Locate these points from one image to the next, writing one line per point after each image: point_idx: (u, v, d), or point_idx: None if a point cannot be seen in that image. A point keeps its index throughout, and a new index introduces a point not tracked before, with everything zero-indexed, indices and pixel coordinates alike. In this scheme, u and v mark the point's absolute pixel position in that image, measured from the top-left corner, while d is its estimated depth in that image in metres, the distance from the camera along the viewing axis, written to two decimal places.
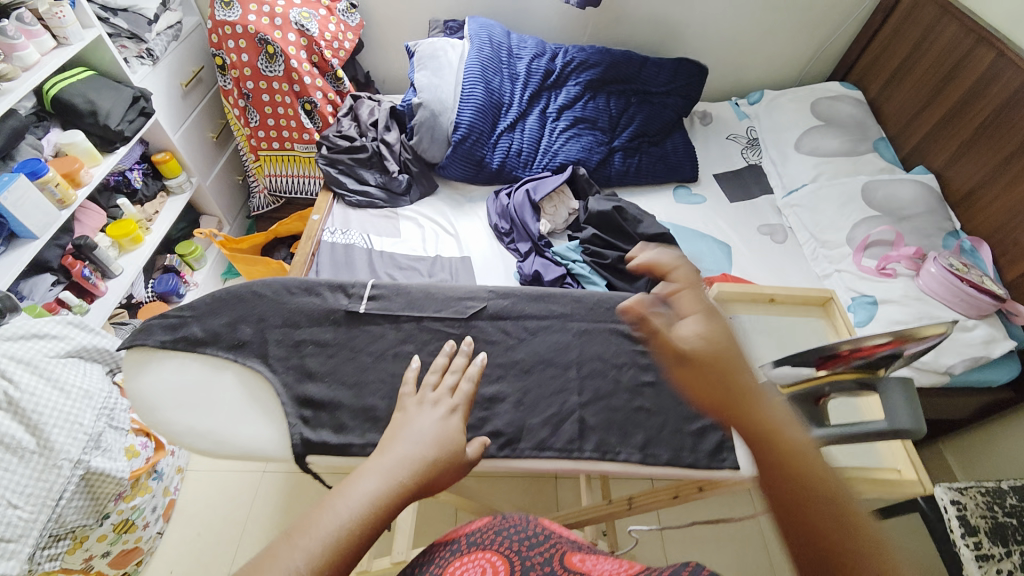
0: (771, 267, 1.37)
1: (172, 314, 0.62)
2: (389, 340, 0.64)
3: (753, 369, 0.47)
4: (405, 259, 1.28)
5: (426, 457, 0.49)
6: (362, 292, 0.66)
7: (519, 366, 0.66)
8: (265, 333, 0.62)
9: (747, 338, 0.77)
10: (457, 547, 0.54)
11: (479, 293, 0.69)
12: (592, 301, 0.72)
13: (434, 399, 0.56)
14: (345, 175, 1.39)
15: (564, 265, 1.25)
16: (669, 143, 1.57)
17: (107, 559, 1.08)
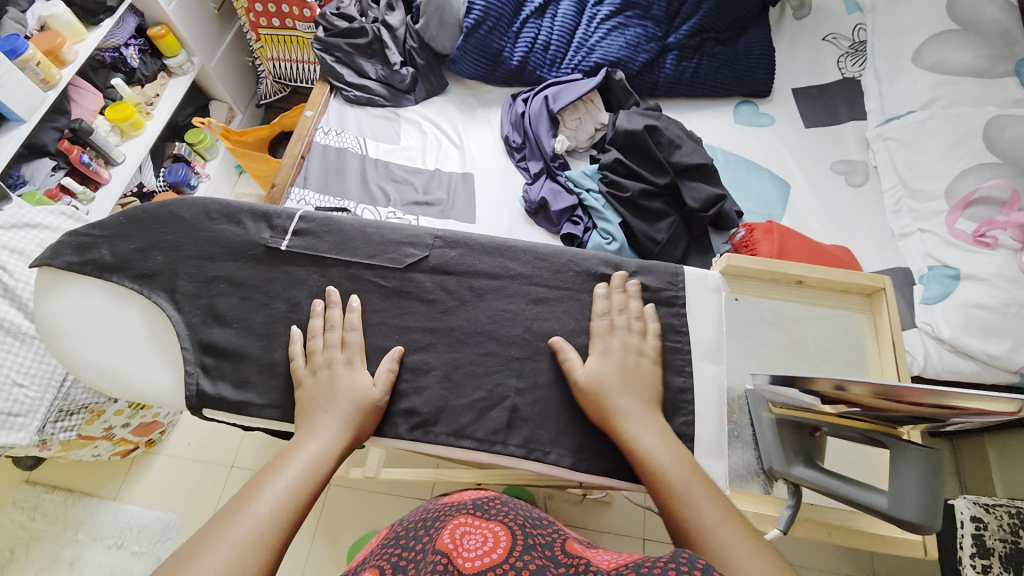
0: (835, 217, 1.12)
1: (84, 232, 0.56)
2: (311, 287, 0.56)
3: (637, 398, 0.53)
4: (401, 171, 1.15)
5: (349, 422, 0.51)
6: (287, 225, 0.57)
7: (455, 333, 0.57)
8: (177, 264, 0.56)
9: (751, 328, 0.63)
10: (462, 506, 0.51)
11: (423, 239, 0.59)
12: (561, 261, 0.60)
13: (325, 361, 0.53)
14: (342, 64, 1.22)
15: (576, 195, 1.08)
16: (740, 45, 1.25)
17: (128, 429, 1.21)
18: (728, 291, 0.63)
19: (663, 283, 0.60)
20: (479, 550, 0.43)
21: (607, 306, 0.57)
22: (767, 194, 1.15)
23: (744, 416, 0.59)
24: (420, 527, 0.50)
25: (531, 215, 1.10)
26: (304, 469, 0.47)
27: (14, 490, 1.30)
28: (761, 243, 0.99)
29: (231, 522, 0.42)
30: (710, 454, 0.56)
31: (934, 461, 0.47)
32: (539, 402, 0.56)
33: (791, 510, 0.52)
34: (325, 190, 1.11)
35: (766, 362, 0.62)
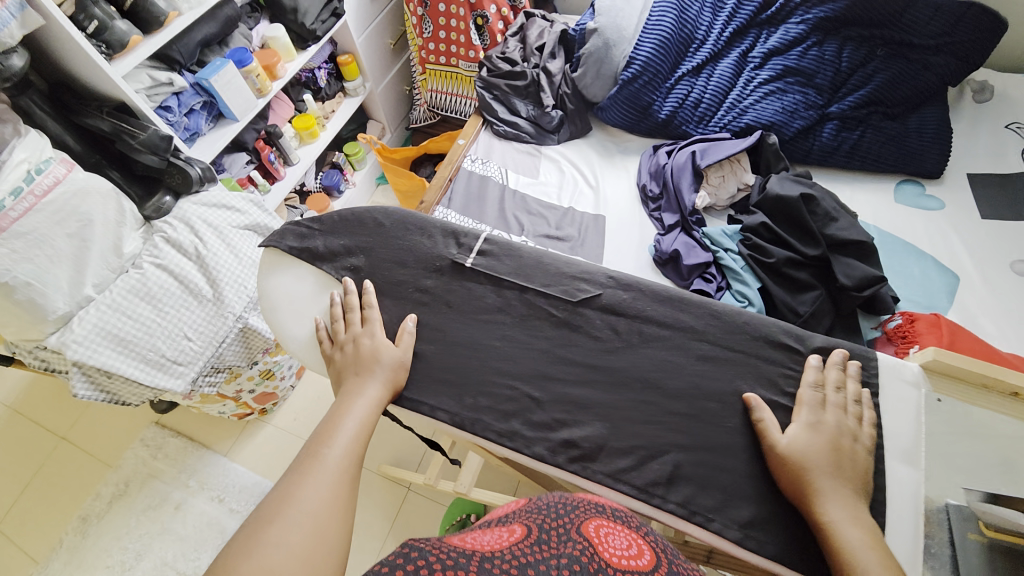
0: (1013, 321, 0.97)
1: (305, 224, 0.66)
2: (488, 303, 0.62)
3: (841, 481, 0.51)
4: (537, 204, 1.20)
5: (385, 385, 0.57)
6: (473, 244, 0.64)
7: (619, 373, 0.58)
8: (374, 264, 0.63)
9: (950, 436, 0.56)
10: (602, 510, 0.52)
11: (598, 277, 0.62)
12: (737, 321, 0.60)
13: (351, 336, 0.59)
14: (498, 102, 1.33)
15: (711, 252, 1.06)
16: (912, 121, 1.17)
17: (251, 395, 1.34)
18: (928, 389, 0.59)
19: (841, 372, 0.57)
20: (627, 554, 0.45)
21: (822, 379, 0.56)
22: (930, 282, 1.04)
23: (942, 530, 0.53)
24: (562, 507, 0.51)
25: (659, 264, 1.09)
26: (356, 427, 0.53)
27: (145, 428, 1.48)
28: (925, 336, 0.90)
29: (311, 466, 0.48)
30: None
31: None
32: (697, 461, 0.55)
33: None
34: (465, 212, 1.20)
35: (973, 478, 0.54)
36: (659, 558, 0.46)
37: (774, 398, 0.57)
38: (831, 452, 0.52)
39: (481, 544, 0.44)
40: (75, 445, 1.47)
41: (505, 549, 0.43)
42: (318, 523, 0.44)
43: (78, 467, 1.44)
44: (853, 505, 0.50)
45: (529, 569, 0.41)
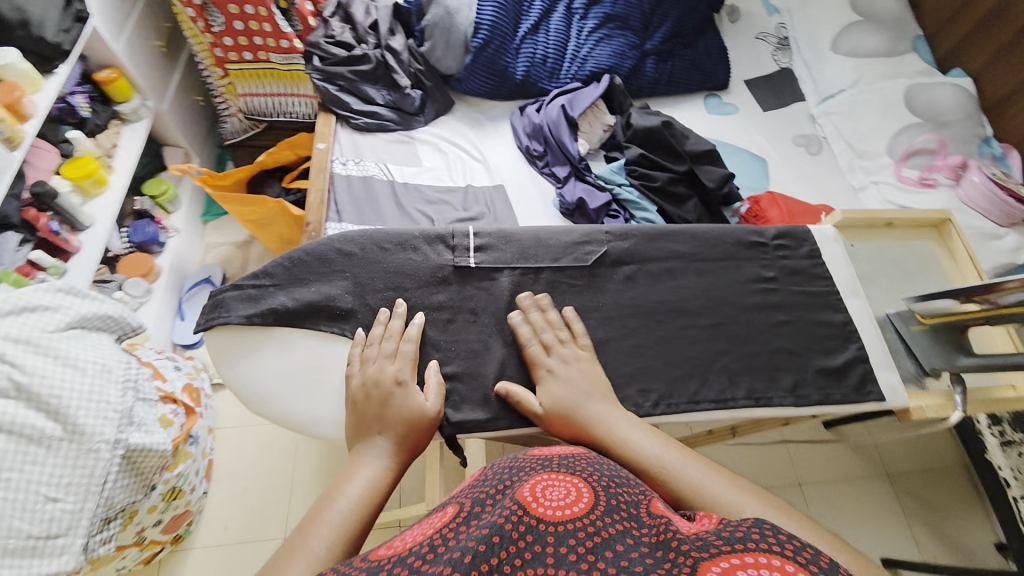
0: (807, 180, 1.33)
1: (250, 284, 0.63)
2: (505, 294, 0.66)
3: (603, 402, 0.59)
4: (433, 191, 1.15)
5: (399, 442, 0.54)
6: (466, 243, 0.68)
7: (654, 312, 0.66)
8: (367, 299, 0.64)
9: (870, 267, 0.72)
10: (548, 463, 0.50)
11: (599, 236, 0.68)
12: (715, 235, 0.69)
13: (378, 367, 0.59)
14: (345, 93, 1.19)
15: (609, 190, 1.16)
16: (702, 45, 1.43)
17: (159, 528, 1.05)
18: (845, 241, 0.72)
19: (799, 241, 0.70)
20: (561, 502, 0.43)
21: (530, 329, 0.63)
22: (751, 172, 1.33)
23: (892, 332, 0.69)
24: (509, 471, 0.50)
25: (567, 215, 1.16)
26: (366, 484, 0.50)
27: None
28: (769, 210, 1.17)
29: (316, 521, 0.45)
30: (885, 368, 0.64)
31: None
32: (741, 355, 0.65)
33: (965, 392, 0.60)
34: (363, 220, 1.08)
35: (893, 290, 0.71)
36: (595, 496, 0.45)
37: (759, 284, 0.68)
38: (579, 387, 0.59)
39: (408, 543, 0.42)
40: None
41: (429, 540, 0.42)
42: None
43: None
44: (615, 415, 0.58)
45: (441, 555, 0.39)
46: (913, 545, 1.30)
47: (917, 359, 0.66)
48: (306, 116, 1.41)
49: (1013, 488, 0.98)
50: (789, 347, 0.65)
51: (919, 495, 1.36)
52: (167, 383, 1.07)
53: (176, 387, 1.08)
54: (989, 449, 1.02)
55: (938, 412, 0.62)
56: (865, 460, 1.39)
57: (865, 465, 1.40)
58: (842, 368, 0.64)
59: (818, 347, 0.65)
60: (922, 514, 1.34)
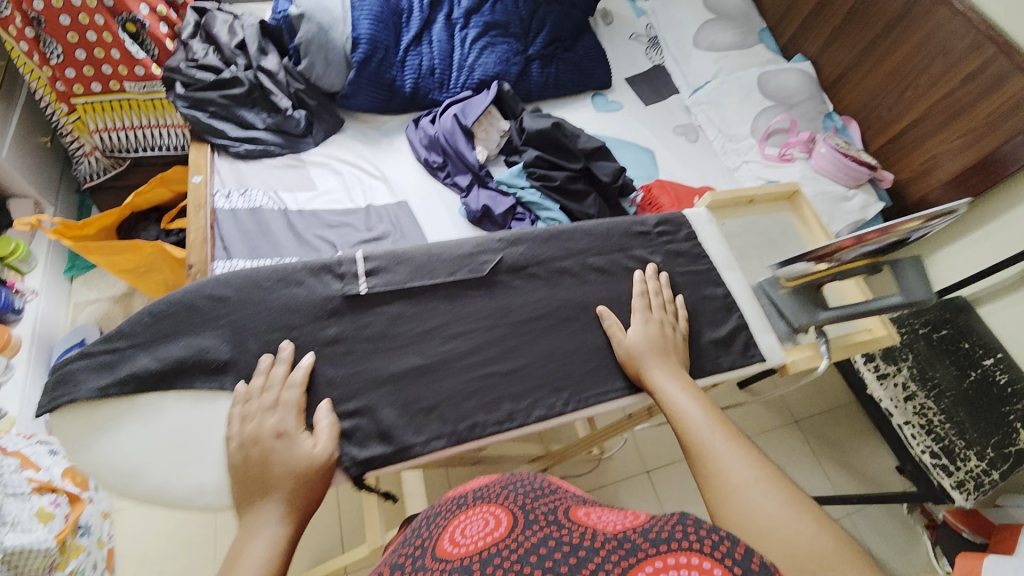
0: (691, 166, 1.46)
1: (101, 351, 0.57)
2: (404, 317, 0.63)
3: (669, 358, 0.64)
4: (332, 215, 1.10)
5: (293, 499, 0.51)
6: (354, 270, 0.64)
7: (557, 315, 0.67)
8: (246, 346, 0.59)
9: (741, 242, 0.79)
10: (464, 505, 0.55)
11: (491, 245, 0.68)
12: (606, 232, 0.72)
13: (258, 423, 0.54)
14: (218, 119, 1.10)
15: (512, 195, 1.18)
16: (581, 48, 1.51)
17: None
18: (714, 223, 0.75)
19: (677, 227, 0.75)
20: (483, 534, 0.47)
21: (642, 287, 0.69)
22: (642, 163, 1.42)
23: (765, 299, 0.74)
24: (428, 527, 0.54)
25: (476, 223, 1.17)
26: (261, 558, 0.46)
27: None
28: (661, 196, 1.26)
29: None
30: (763, 332, 0.70)
31: (919, 265, 0.56)
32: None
33: (830, 343, 0.67)
34: (256, 254, 1.00)
35: (762, 260, 0.78)
36: (512, 518, 0.47)
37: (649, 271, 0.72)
38: (656, 342, 0.64)
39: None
40: None
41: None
42: None
43: None
44: (677, 373, 0.62)
45: None
46: (826, 480, 1.47)
47: (788, 321, 0.71)
48: (178, 148, 1.27)
49: (896, 415, 1.12)
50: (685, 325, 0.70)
51: (822, 433, 1.54)
52: (42, 471, 0.94)
53: (54, 474, 0.96)
54: (868, 384, 1.16)
55: (808, 364, 0.69)
56: (773, 411, 1.56)
57: (775, 417, 1.56)
58: (727, 336, 0.69)
59: (703, 321, 0.70)
60: (828, 450, 1.52)
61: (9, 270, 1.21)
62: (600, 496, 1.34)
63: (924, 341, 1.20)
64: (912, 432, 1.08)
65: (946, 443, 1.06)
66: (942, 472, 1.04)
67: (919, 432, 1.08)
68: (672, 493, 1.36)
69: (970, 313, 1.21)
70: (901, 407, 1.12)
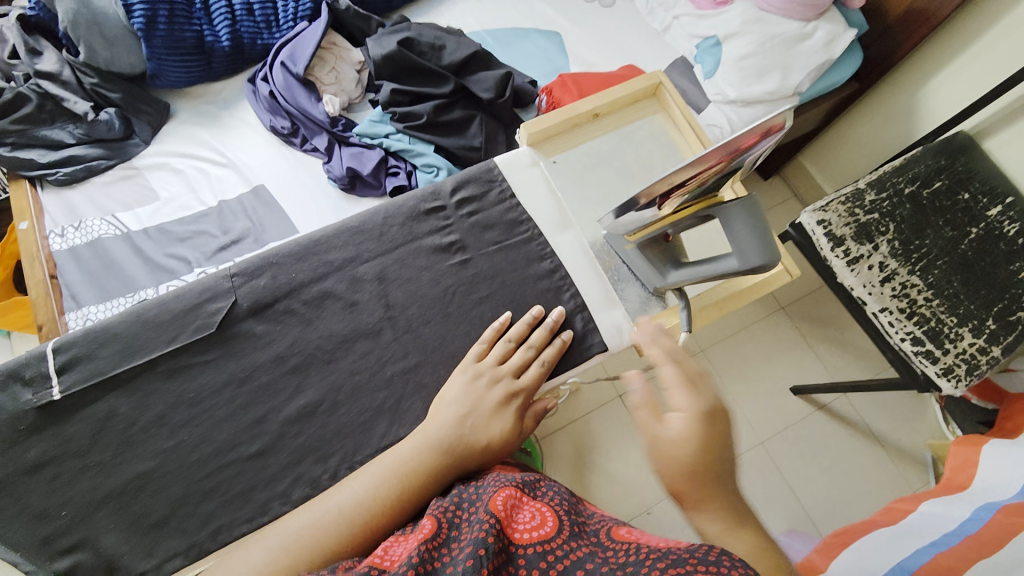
0: (608, 40, 1.15)
1: None
2: (126, 412, 0.55)
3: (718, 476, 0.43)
4: (182, 226, 0.96)
5: (451, 451, 0.50)
6: (43, 370, 0.55)
7: (318, 359, 0.58)
8: None
9: (580, 178, 0.69)
10: (513, 479, 0.48)
11: (221, 286, 0.58)
12: (378, 222, 0.64)
13: (496, 382, 0.55)
14: (24, 148, 0.95)
15: (378, 146, 0.98)
16: None
17: None
18: (545, 158, 0.69)
19: (483, 187, 0.66)
20: (530, 527, 0.41)
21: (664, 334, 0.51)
22: (546, 51, 1.13)
23: (613, 257, 0.65)
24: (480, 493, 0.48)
25: (349, 189, 0.99)
26: (392, 470, 0.49)
27: None
28: (564, 97, 1.00)
29: (336, 491, 0.48)
30: (606, 309, 0.63)
31: (753, 208, 0.47)
32: (439, 362, 0.59)
33: (687, 309, 0.59)
34: (108, 295, 0.88)
35: (609, 197, 0.68)
36: (561, 518, 0.43)
37: (440, 268, 0.62)
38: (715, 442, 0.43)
39: (388, 557, 0.38)
40: None
41: (414, 553, 0.37)
42: (287, 554, 0.44)
43: None
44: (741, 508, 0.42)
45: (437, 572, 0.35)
46: (821, 366, 1.33)
47: (643, 283, 0.62)
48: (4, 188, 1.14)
49: (870, 304, 0.91)
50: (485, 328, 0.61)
51: (816, 315, 1.38)
52: None
53: None
54: (838, 272, 0.94)
55: None
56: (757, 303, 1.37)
57: (760, 309, 1.38)
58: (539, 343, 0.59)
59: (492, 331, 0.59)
60: (820, 333, 1.36)
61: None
62: (572, 434, 1.25)
63: (910, 201, 0.95)
64: (889, 320, 0.90)
65: (930, 326, 0.89)
66: (925, 360, 0.88)
67: (899, 318, 0.90)
68: None
69: (969, 153, 0.97)
70: (876, 291, 0.91)
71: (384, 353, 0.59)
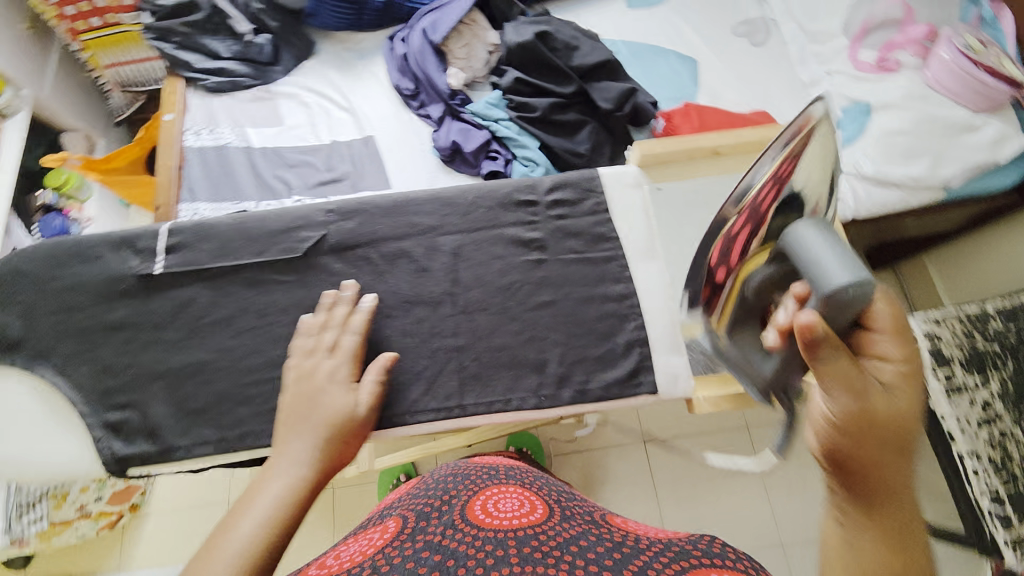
0: (746, 80, 1.09)
1: None
2: (202, 304, 0.60)
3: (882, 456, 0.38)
4: (294, 154, 1.04)
5: (319, 445, 0.48)
6: (151, 246, 0.62)
7: (377, 311, 0.61)
8: (39, 323, 0.60)
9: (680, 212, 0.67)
10: (494, 476, 0.50)
11: (314, 219, 0.63)
12: (467, 201, 0.65)
13: (328, 365, 0.53)
14: (186, 50, 1.07)
15: (486, 128, 1.00)
16: None
17: (102, 502, 1.11)
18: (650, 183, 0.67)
19: (579, 195, 0.65)
20: (514, 512, 0.42)
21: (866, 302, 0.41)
22: (678, 74, 1.09)
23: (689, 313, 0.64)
24: (453, 480, 0.49)
25: (447, 162, 1.01)
26: (271, 502, 0.43)
27: None
28: (682, 127, 0.98)
29: (220, 541, 0.40)
30: (670, 353, 0.60)
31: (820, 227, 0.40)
32: (485, 351, 0.60)
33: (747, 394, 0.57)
34: (218, 197, 0.98)
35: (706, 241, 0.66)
36: (549, 505, 0.43)
37: (512, 260, 0.63)
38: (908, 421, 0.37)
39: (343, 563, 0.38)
40: None
41: (368, 560, 0.37)
42: None
43: None
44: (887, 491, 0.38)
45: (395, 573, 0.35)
46: None
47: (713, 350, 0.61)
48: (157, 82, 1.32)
49: (958, 442, 0.79)
50: (538, 332, 0.61)
51: None
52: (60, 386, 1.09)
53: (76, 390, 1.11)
54: (932, 396, 0.82)
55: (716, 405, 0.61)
56: None
57: None
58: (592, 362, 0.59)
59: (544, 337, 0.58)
60: None
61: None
62: (587, 460, 1.22)
63: None
64: (973, 467, 0.77)
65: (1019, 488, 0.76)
66: (998, 523, 0.75)
67: (985, 468, 0.77)
68: (673, 484, 1.20)
69: None
70: (971, 431, 0.79)
71: (436, 324, 0.60)
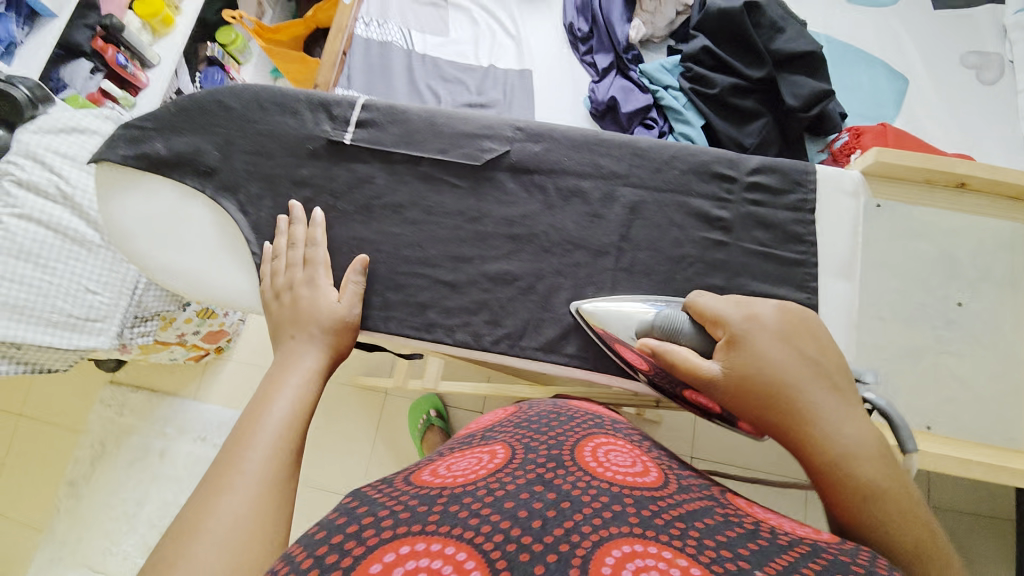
0: (961, 119, 0.94)
1: (135, 127, 0.65)
2: (379, 185, 0.64)
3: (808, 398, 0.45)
4: (452, 68, 1.03)
5: (326, 347, 0.57)
6: (346, 115, 0.65)
7: (538, 241, 0.62)
8: (232, 158, 0.65)
9: (889, 238, 0.61)
10: (601, 424, 0.48)
11: (503, 132, 0.63)
12: (664, 157, 0.62)
13: (304, 279, 0.60)
14: None
15: (651, 92, 0.94)
16: None
17: (199, 336, 1.21)
18: (869, 196, 0.62)
19: (786, 184, 0.61)
20: (629, 469, 0.40)
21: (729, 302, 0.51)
22: (881, 91, 0.96)
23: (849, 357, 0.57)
24: (554, 416, 0.48)
25: (597, 117, 0.97)
26: (290, 404, 0.52)
27: (102, 388, 1.39)
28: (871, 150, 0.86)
29: (254, 428, 0.49)
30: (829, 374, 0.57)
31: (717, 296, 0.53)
32: None
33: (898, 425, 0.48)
34: (372, 92, 1.00)
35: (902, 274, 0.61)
36: (665, 473, 0.41)
37: (681, 234, 0.61)
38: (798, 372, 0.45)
39: (457, 476, 0.38)
40: (35, 418, 1.39)
41: (482, 481, 0.37)
42: (258, 496, 0.44)
43: (50, 442, 1.38)
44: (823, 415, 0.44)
45: (511, 501, 0.34)
46: None
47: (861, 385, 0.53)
48: None
49: None
50: None
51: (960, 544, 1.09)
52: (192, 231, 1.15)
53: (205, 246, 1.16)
54: None
55: None
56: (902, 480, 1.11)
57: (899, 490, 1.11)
58: None
59: None
60: None
61: (146, 30, 1.26)
62: None
63: None
64: None
65: None
66: None
67: None
68: None
69: None
70: None
71: (587, 274, 0.61)
